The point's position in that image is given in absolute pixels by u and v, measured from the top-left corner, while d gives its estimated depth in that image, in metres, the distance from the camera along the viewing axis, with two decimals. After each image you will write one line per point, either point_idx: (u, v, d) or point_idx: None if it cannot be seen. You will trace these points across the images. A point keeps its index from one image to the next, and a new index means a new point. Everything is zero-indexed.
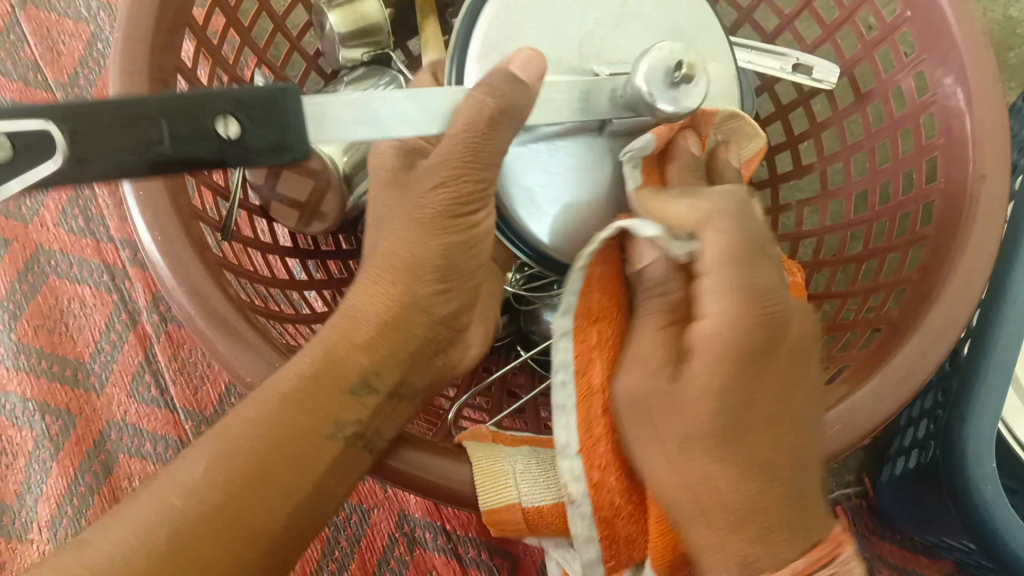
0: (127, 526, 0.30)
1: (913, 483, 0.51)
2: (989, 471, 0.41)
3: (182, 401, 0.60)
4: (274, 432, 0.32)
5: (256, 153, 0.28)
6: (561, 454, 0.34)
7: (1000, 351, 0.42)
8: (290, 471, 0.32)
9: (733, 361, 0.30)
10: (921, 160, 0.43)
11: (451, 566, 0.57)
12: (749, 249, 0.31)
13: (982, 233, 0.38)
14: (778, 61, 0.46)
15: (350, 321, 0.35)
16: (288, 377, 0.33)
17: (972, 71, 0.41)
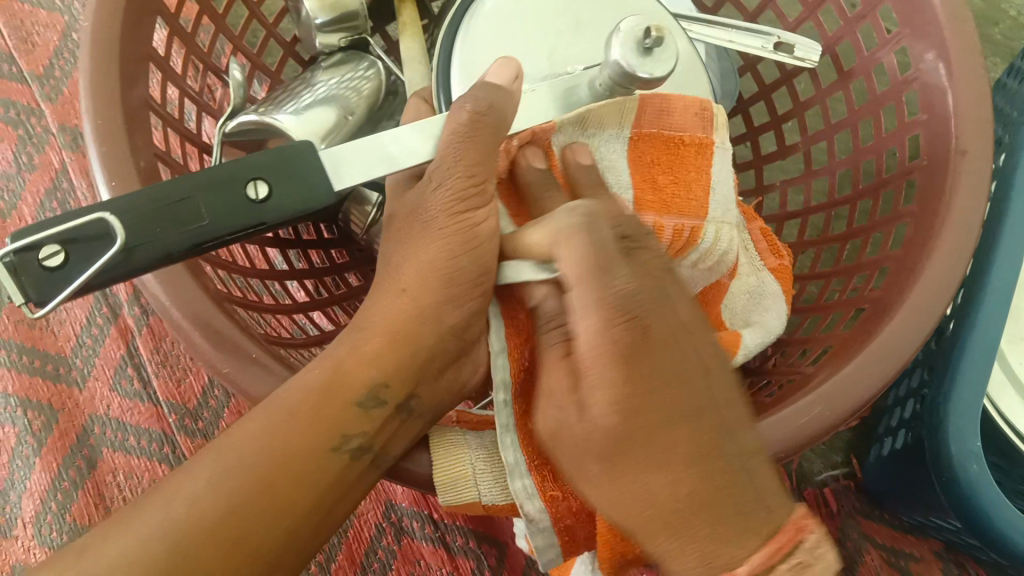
0: (125, 535, 0.29)
1: (900, 462, 0.51)
2: (973, 447, 0.41)
3: (166, 393, 0.60)
4: (281, 443, 0.31)
5: (281, 211, 0.30)
6: (508, 473, 0.36)
7: (983, 328, 0.42)
8: (295, 483, 0.31)
9: (597, 367, 0.29)
10: (904, 137, 0.43)
11: (439, 555, 0.57)
12: (599, 258, 0.31)
13: (966, 208, 0.38)
14: (760, 40, 0.45)
15: (361, 334, 0.34)
16: (297, 388, 0.32)
17: (953, 45, 0.40)
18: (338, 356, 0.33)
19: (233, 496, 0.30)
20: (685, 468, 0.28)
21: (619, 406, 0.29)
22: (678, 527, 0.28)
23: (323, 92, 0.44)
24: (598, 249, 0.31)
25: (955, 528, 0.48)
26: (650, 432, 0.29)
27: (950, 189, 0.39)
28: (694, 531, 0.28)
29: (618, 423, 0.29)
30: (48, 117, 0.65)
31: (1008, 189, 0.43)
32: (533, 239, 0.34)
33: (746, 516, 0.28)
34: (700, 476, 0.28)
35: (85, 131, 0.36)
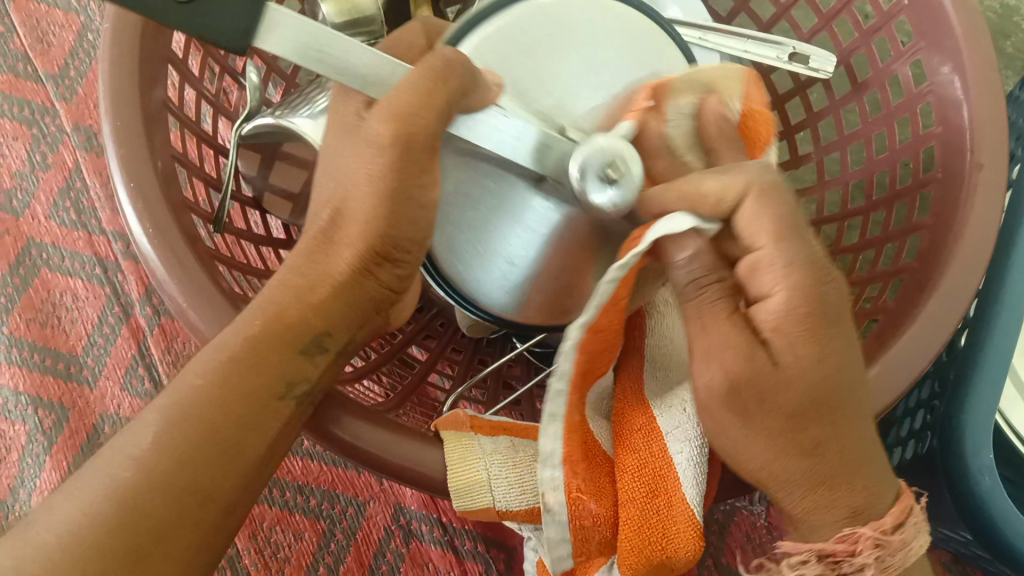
0: (73, 503, 0.28)
1: (910, 472, 0.51)
2: (986, 461, 0.41)
3: None
4: (222, 390, 0.31)
5: (212, 33, 0.28)
6: (544, 462, 0.33)
7: (995, 341, 0.42)
8: (242, 432, 0.30)
9: (801, 334, 0.29)
10: (919, 149, 0.43)
11: (447, 558, 0.57)
12: (796, 220, 0.31)
13: (980, 222, 0.38)
14: (775, 50, 0.46)
15: (303, 284, 0.34)
16: (236, 336, 0.32)
17: (968, 58, 0.41)
18: (276, 305, 0.33)
19: (178, 443, 0.29)
20: (830, 431, 0.30)
21: (813, 356, 0.29)
22: (824, 487, 0.30)
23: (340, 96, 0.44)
24: (797, 215, 0.31)
25: (965, 539, 0.49)
26: (832, 403, 0.30)
27: (965, 203, 0.39)
28: (840, 492, 0.30)
29: (817, 382, 0.29)
30: (62, 116, 0.65)
31: (1022, 202, 0.43)
32: (713, 185, 0.31)
33: (882, 475, 0.31)
34: (850, 440, 0.30)
35: (105, 131, 0.37)
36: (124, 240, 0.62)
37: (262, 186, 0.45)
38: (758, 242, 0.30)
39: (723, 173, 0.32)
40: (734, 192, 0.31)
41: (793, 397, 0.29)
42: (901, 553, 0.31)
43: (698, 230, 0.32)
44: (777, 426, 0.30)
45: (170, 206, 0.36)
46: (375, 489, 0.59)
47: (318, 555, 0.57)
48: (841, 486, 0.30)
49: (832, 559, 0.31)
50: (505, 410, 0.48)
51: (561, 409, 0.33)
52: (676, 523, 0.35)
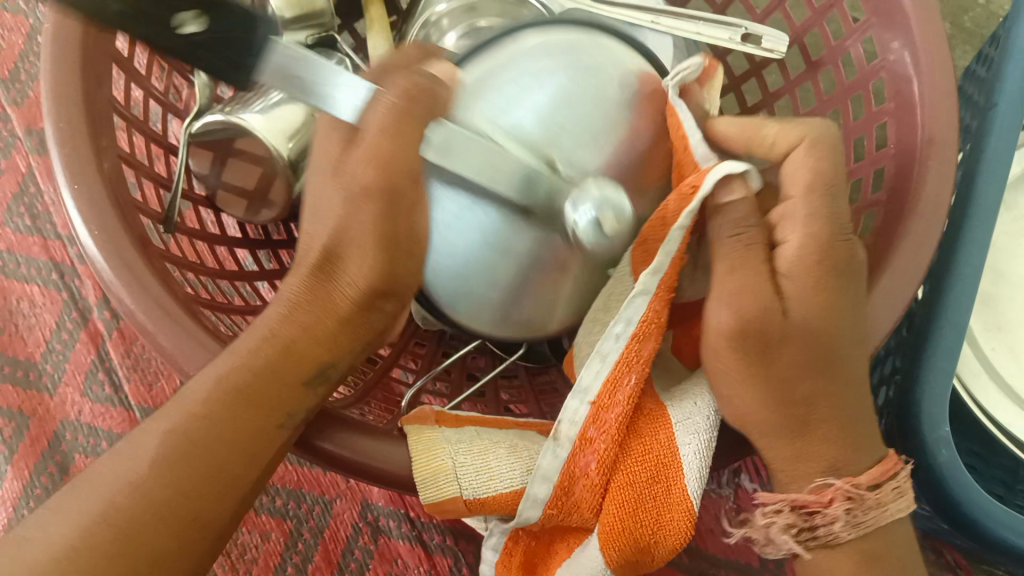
0: (64, 523, 0.28)
1: None
2: (944, 433, 0.41)
3: (138, 398, 0.60)
4: (224, 422, 0.31)
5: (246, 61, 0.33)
6: (575, 391, 0.35)
7: (951, 311, 0.42)
8: (241, 457, 0.31)
9: (816, 293, 0.33)
10: (872, 127, 0.43)
11: (417, 553, 0.57)
12: (839, 180, 0.33)
13: (932, 196, 0.38)
14: (727, 32, 0.45)
15: (311, 317, 0.34)
16: (239, 368, 0.32)
17: (918, 33, 0.40)
18: (281, 341, 0.33)
19: (176, 472, 0.30)
20: (818, 390, 0.33)
21: (824, 304, 0.33)
22: (806, 436, 0.33)
23: None
24: (838, 173, 0.33)
25: (929, 514, 0.49)
26: (828, 352, 0.33)
27: (918, 178, 0.39)
28: (819, 444, 0.33)
29: (831, 352, 0.33)
30: (14, 121, 0.64)
31: (978, 175, 0.43)
32: (774, 131, 0.35)
33: (866, 440, 0.34)
34: (837, 396, 0.33)
35: (47, 132, 0.36)
36: (79, 243, 0.61)
37: (216, 184, 0.44)
38: (792, 192, 0.33)
39: (785, 122, 0.35)
40: (794, 138, 0.34)
41: (732, 317, 0.33)
42: (873, 510, 0.33)
43: (746, 179, 0.34)
44: (750, 360, 0.33)
45: (114, 206, 0.35)
46: (342, 486, 0.58)
47: (286, 554, 0.56)
48: (823, 433, 0.33)
49: (805, 511, 0.33)
50: (469, 403, 0.48)
51: (593, 382, 0.35)
52: (672, 511, 0.35)
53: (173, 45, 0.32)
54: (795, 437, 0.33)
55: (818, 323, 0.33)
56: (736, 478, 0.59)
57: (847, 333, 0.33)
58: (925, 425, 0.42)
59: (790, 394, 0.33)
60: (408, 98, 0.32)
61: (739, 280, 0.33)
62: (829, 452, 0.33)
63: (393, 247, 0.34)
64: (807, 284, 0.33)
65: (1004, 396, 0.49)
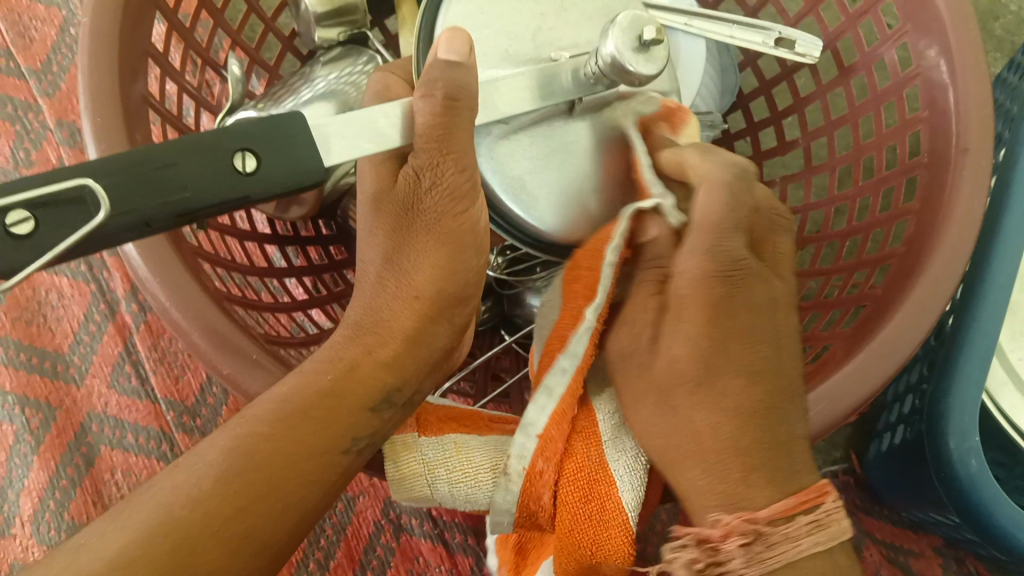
0: (118, 529, 0.28)
1: (899, 458, 0.51)
2: (973, 444, 0.41)
3: (163, 391, 0.60)
4: (288, 442, 0.31)
5: (275, 181, 0.29)
6: (521, 428, 0.35)
7: (982, 320, 0.42)
8: (300, 481, 0.31)
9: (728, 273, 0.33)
10: (905, 134, 0.43)
11: (438, 552, 0.57)
12: (733, 216, 0.34)
13: (966, 207, 0.38)
14: (760, 35, 0.44)
15: (380, 336, 0.35)
16: (305, 390, 0.32)
17: (955, 41, 0.40)
18: (350, 362, 0.34)
19: (240, 489, 0.29)
20: (732, 416, 0.32)
21: (711, 341, 0.32)
22: (762, 466, 0.31)
23: (322, 87, 0.45)
24: (738, 210, 0.34)
25: (955, 524, 0.48)
26: (766, 374, 0.32)
27: (952, 189, 0.38)
28: (733, 466, 0.31)
29: (707, 371, 0.32)
30: (45, 113, 0.65)
31: (1011, 184, 0.42)
32: (693, 163, 0.36)
33: (787, 475, 0.31)
34: (764, 388, 0.32)
35: (84, 130, 0.36)
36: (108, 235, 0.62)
37: None
38: (693, 221, 0.34)
39: (700, 157, 0.36)
40: (701, 173, 0.35)
41: (689, 357, 0.33)
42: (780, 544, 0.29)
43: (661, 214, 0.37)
44: (692, 388, 0.32)
45: None
46: (365, 483, 0.58)
47: (308, 551, 0.56)
48: (751, 463, 0.31)
49: (709, 546, 0.29)
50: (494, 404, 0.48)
51: (559, 385, 0.35)
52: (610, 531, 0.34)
53: (251, 191, 0.28)
54: (713, 471, 0.31)
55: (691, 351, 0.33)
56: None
57: (745, 339, 0.33)
58: (954, 435, 0.41)
59: (752, 418, 0.32)
60: (446, 113, 0.31)
61: (635, 333, 0.36)
62: (733, 486, 0.30)
63: (460, 255, 0.35)
64: (694, 332, 0.33)
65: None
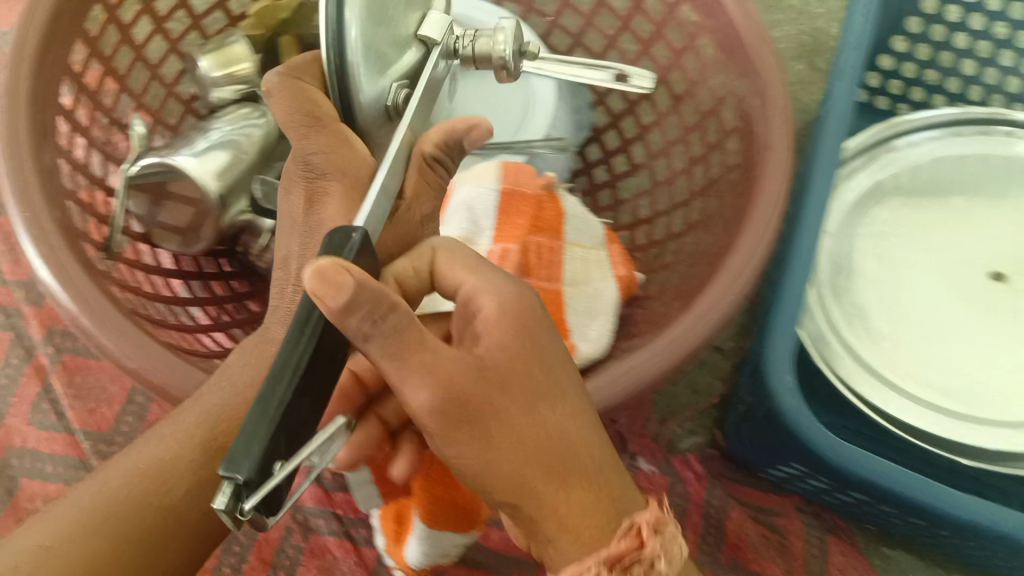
0: (38, 527, 0.35)
1: (749, 423, 0.55)
2: (791, 382, 0.45)
3: (79, 422, 0.62)
4: (186, 453, 0.37)
5: None
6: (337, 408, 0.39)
7: (793, 281, 0.47)
8: (198, 481, 0.37)
9: (514, 340, 0.33)
10: (726, 144, 0.51)
11: (345, 547, 0.59)
12: (477, 258, 0.35)
13: (772, 190, 0.45)
14: (603, 72, 0.52)
15: (270, 352, 0.40)
16: (202, 405, 0.38)
17: (758, 61, 0.48)
18: (254, 375, 0.39)
19: (128, 515, 0.35)
20: (558, 454, 0.33)
21: (499, 389, 0.32)
22: (607, 490, 0.34)
23: (219, 136, 0.50)
24: (482, 259, 0.36)
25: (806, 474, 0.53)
26: (524, 402, 0.33)
27: (760, 178, 0.46)
28: (582, 504, 0.33)
29: (525, 409, 0.33)
30: None
31: (814, 172, 0.49)
32: (406, 260, 0.35)
33: (621, 501, 0.34)
34: (551, 421, 0.33)
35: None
36: (26, 286, 0.66)
37: (151, 223, 0.50)
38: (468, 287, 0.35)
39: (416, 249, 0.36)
40: (432, 253, 0.35)
41: (455, 362, 0.31)
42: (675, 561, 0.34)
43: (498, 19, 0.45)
44: (478, 431, 0.32)
45: (61, 231, 0.40)
46: None
47: (222, 559, 0.60)
48: (594, 495, 0.33)
49: (621, 564, 0.33)
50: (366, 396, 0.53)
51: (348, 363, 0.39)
52: None
53: None
54: (569, 512, 0.33)
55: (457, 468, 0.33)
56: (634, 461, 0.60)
57: (535, 376, 0.33)
58: (773, 375, 0.45)
59: (539, 451, 0.33)
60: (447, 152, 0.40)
61: (446, 373, 0.31)
62: (590, 525, 0.33)
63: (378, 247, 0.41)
64: (508, 355, 0.33)
65: (861, 368, 0.56)
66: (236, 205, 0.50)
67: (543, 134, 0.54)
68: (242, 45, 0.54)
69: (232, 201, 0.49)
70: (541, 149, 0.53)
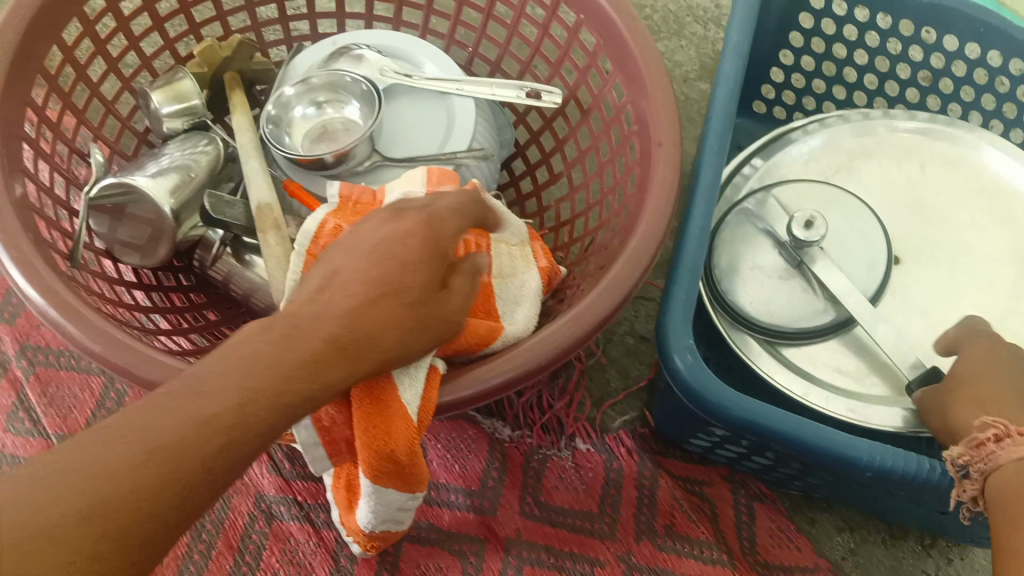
0: None
1: (664, 396, 0.60)
2: (691, 343, 0.51)
3: (53, 427, 0.67)
4: (75, 519, 0.27)
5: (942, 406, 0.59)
6: None
7: (685, 258, 0.53)
8: (80, 561, 0.27)
9: (988, 357, 0.56)
10: (627, 148, 0.58)
11: (306, 530, 0.64)
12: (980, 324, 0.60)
13: (662, 181, 0.52)
14: (515, 90, 0.60)
15: (190, 425, 0.30)
16: (122, 456, 0.29)
17: (647, 77, 0.56)
18: (170, 449, 0.29)
19: (134, 491, 0.28)
20: (1013, 383, 0.54)
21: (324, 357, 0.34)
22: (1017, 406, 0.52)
23: (173, 159, 0.57)
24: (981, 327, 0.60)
25: (721, 440, 0.58)
26: (979, 375, 0.54)
27: (653, 172, 0.53)
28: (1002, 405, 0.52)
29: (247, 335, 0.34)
30: None
31: (700, 167, 0.56)
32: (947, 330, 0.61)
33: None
34: (1018, 378, 0.54)
35: None
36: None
37: (112, 239, 0.55)
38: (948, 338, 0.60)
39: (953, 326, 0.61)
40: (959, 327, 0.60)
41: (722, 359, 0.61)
42: (1020, 446, 0.48)
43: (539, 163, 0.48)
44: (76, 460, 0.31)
45: (31, 243, 0.46)
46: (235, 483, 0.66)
47: (191, 545, 0.63)
48: (1013, 401, 0.52)
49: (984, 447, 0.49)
50: None
51: None
52: (397, 422, 0.41)
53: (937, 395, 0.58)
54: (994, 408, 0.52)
55: (981, 355, 0.56)
56: (571, 443, 0.68)
57: (988, 364, 0.55)
58: (675, 340, 0.51)
59: (981, 389, 0.53)
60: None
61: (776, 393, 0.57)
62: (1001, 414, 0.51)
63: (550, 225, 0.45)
64: (972, 354, 0.57)
65: (779, 365, 0.63)
66: (188, 220, 0.56)
67: (466, 145, 0.59)
68: (189, 82, 0.60)
69: (185, 216, 0.55)
70: (465, 159, 0.59)
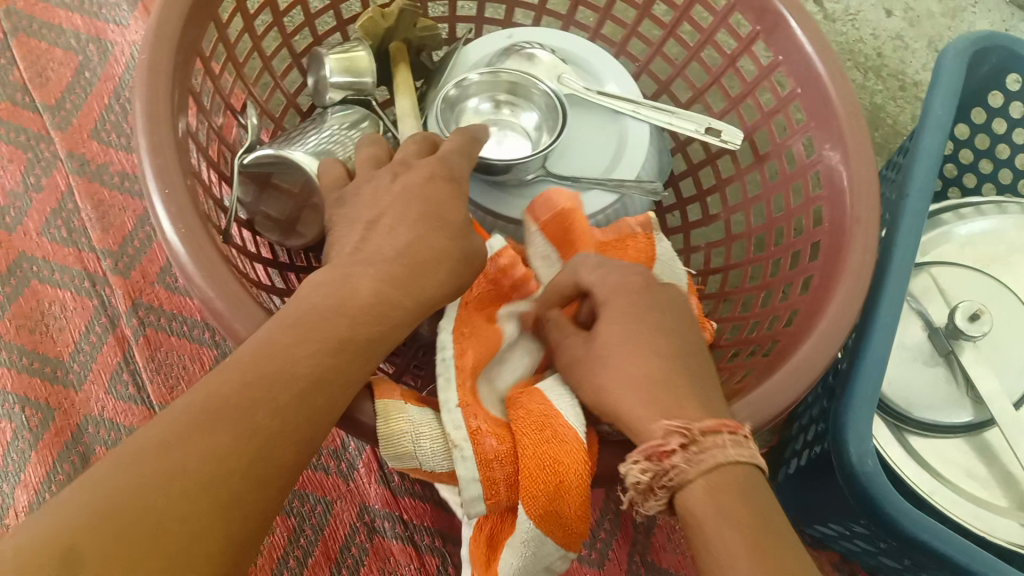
0: (55, 518, 0.25)
1: (809, 473, 0.59)
2: (869, 446, 0.49)
3: (158, 398, 0.67)
4: (241, 413, 0.30)
5: None
6: (444, 408, 0.41)
7: (871, 353, 0.51)
8: (265, 446, 0.30)
9: None
10: (809, 210, 0.53)
11: (408, 552, 0.64)
12: None
13: (859, 263, 0.46)
14: (694, 123, 0.54)
15: (291, 333, 0.33)
16: (249, 366, 0.31)
17: (848, 139, 0.50)
18: (290, 352, 0.33)
19: (279, 388, 0.31)
20: None
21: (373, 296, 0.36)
22: None
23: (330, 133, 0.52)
24: None
25: (858, 528, 0.57)
26: None
27: (848, 246, 0.48)
28: None
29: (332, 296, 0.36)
30: (56, 143, 0.75)
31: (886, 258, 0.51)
32: None
33: None
34: None
35: (139, 147, 0.41)
36: (112, 256, 0.71)
37: (255, 207, 0.51)
38: None
39: None
40: None
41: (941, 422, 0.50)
42: None
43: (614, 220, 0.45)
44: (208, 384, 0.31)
45: (200, 220, 0.40)
46: (342, 489, 0.65)
47: (289, 548, 0.63)
48: None
49: None
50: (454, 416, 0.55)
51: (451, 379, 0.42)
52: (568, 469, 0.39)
53: None
54: None
55: None
56: None
57: None
58: (855, 440, 0.50)
59: None
60: None
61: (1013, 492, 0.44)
62: None
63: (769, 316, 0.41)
64: None
65: (909, 457, 0.58)
66: None
67: (635, 174, 0.55)
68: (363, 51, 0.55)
69: None
70: (631, 189, 0.54)
